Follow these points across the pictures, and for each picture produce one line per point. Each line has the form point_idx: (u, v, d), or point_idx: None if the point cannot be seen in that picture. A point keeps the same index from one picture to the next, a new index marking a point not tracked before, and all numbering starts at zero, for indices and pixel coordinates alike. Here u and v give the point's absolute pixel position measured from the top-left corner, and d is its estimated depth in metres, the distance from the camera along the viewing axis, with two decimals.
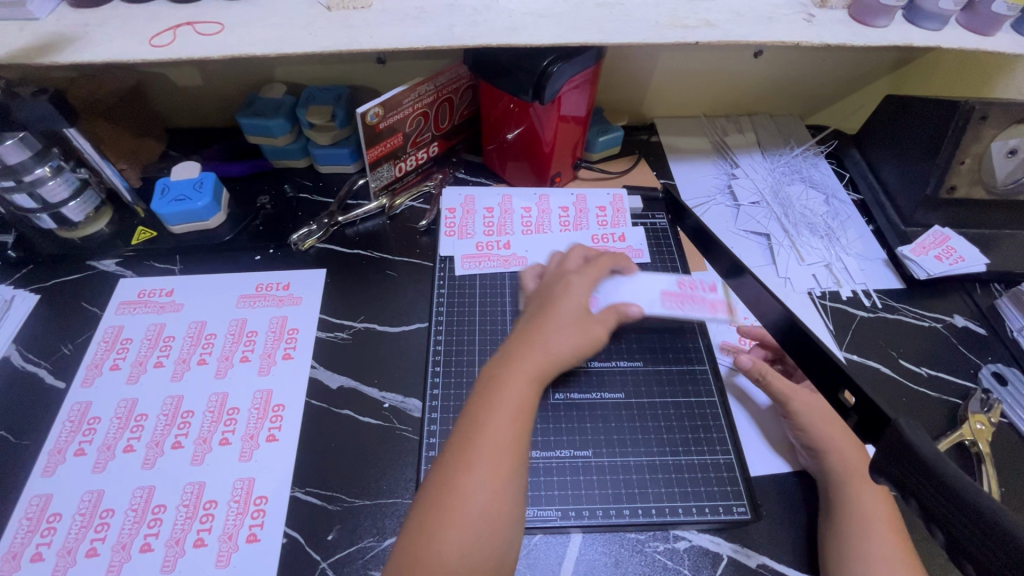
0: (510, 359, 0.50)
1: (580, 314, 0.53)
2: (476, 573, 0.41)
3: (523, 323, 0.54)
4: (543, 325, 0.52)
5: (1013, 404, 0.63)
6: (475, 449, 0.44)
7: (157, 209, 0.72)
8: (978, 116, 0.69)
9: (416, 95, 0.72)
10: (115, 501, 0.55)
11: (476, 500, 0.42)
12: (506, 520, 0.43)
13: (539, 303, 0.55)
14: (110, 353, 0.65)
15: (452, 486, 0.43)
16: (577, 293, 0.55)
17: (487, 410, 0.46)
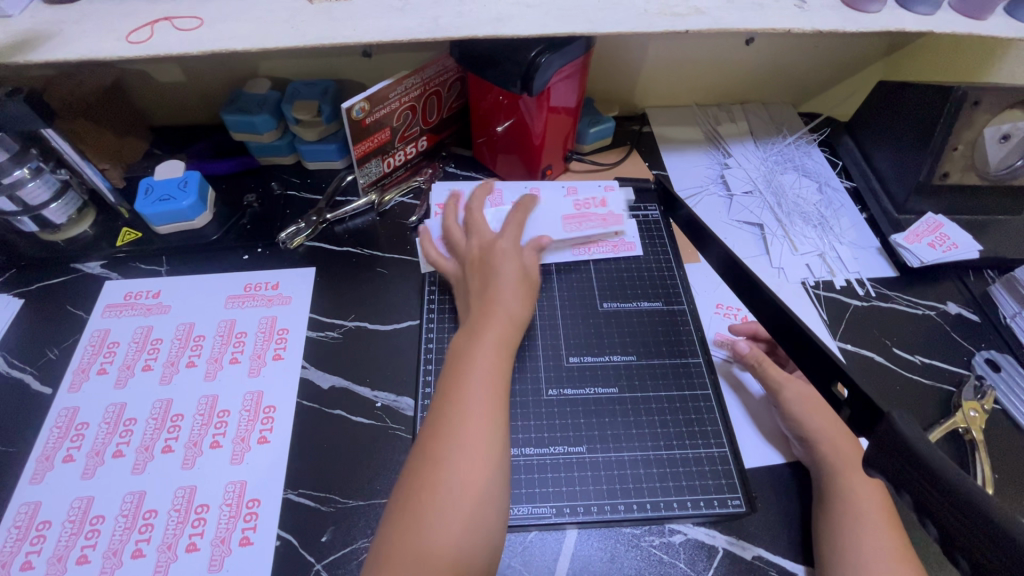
0: (471, 333, 0.54)
1: (517, 277, 0.60)
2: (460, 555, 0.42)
3: (472, 301, 0.59)
4: (493, 296, 0.57)
5: (1006, 390, 0.63)
6: (449, 425, 0.47)
7: (141, 209, 0.71)
8: (971, 102, 0.68)
9: (403, 89, 0.71)
10: (105, 507, 0.54)
11: (457, 473, 0.45)
12: (487, 490, 0.45)
13: (483, 270, 0.61)
14: (97, 357, 0.64)
15: (432, 460, 0.45)
16: (510, 255, 0.62)
17: (457, 385, 0.50)
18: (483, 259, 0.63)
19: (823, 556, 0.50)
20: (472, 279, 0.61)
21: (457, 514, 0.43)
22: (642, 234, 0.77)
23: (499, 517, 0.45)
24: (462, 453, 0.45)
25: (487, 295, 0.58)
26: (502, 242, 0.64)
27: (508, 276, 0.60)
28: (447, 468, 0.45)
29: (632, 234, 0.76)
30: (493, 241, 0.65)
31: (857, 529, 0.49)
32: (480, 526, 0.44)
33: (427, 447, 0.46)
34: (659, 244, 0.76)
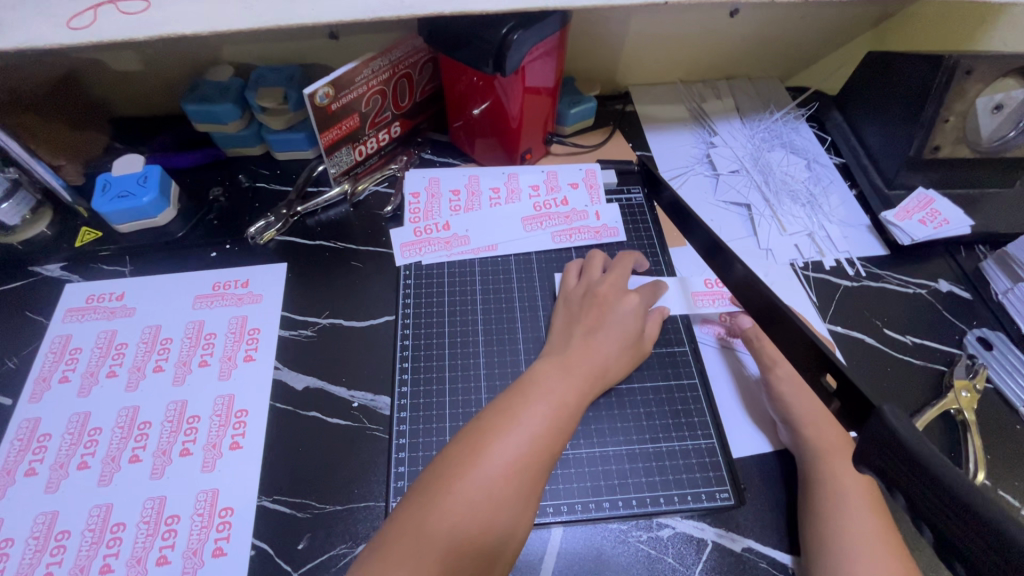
0: (563, 362, 0.54)
1: (631, 333, 0.58)
2: (469, 532, 0.42)
3: (573, 326, 0.59)
4: (597, 337, 0.57)
5: (999, 369, 0.62)
6: (517, 415, 0.48)
7: (98, 207, 0.67)
8: (963, 71, 0.66)
9: (371, 71, 0.67)
10: (71, 522, 0.52)
11: (507, 455, 0.45)
12: (529, 482, 0.45)
13: (593, 311, 0.59)
14: (59, 365, 0.61)
15: (485, 439, 0.46)
16: (632, 308, 0.59)
17: (537, 390, 0.51)
18: (594, 298, 0.60)
19: (809, 546, 0.48)
20: (577, 315, 0.60)
21: (497, 490, 0.44)
22: (625, 218, 0.74)
23: (529, 514, 0.45)
24: (522, 442, 0.46)
25: (591, 332, 0.57)
26: (619, 290, 0.61)
27: (620, 327, 0.58)
28: (499, 447, 0.45)
29: (615, 219, 0.73)
30: (605, 285, 0.61)
31: (844, 518, 0.48)
32: (511, 513, 0.44)
33: (483, 428, 0.47)
34: (643, 228, 0.73)
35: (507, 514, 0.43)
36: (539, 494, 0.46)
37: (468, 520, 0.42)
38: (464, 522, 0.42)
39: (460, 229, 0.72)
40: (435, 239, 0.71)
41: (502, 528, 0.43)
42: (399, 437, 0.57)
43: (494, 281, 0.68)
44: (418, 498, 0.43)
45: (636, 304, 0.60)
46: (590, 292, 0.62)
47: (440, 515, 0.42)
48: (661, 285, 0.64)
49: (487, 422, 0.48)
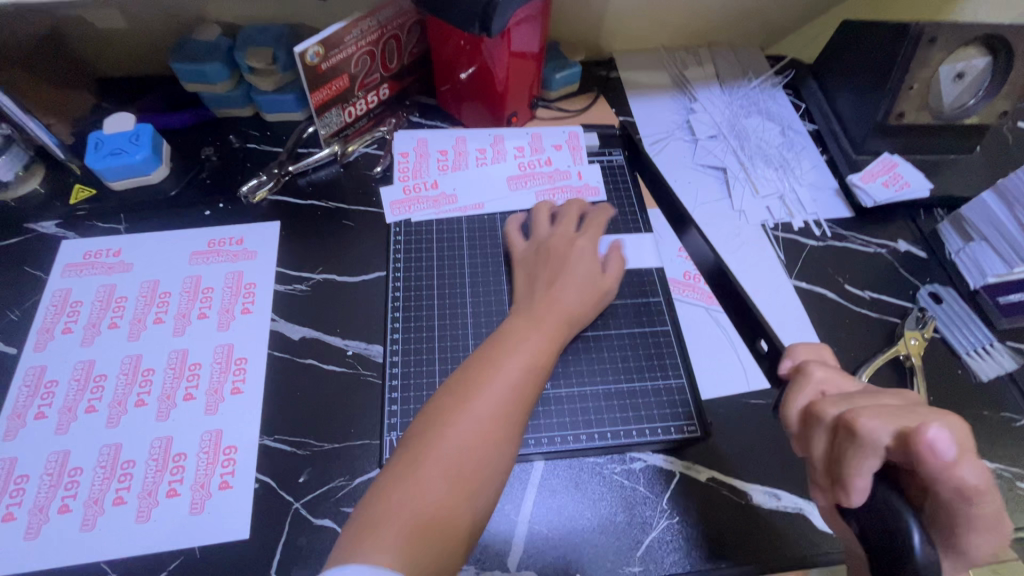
0: (533, 315, 0.58)
1: (587, 277, 0.62)
2: (463, 474, 0.46)
3: (535, 279, 0.62)
4: (555, 285, 0.60)
5: (946, 320, 0.67)
6: (495, 369, 0.51)
7: (91, 164, 0.68)
8: (927, 39, 0.68)
9: (359, 31, 0.69)
10: (83, 460, 0.55)
11: (488, 405, 0.49)
12: (511, 427, 0.49)
13: (548, 264, 0.62)
14: (60, 317, 0.63)
15: (468, 393, 0.49)
16: (584, 256, 0.63)
17: (512, 346, 0.54)
18: (547, 253, 0.64)
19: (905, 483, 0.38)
20: (535, 271, 0.63)
21: (482, 437, 0.47)
22: (607, 179, 0.77)
23: (512, 454, 0.49)
24: (501, 392, 0.50)
25: (551, 283, 0.60)
26: (570, 239, 0.65)
27: (574, 275, 0.61)
28: (480, 401, 0.49)
29: (596, 179, 0.76)
30: (555, 238, 0.65)
31: (975, 501, 0.35)
32: (496, 456, 0.47)
33: (465, 383, 0.50)
34: (623, 190, 0.77)
35: (492, 458, 0.47)
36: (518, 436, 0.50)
37: (459, 466, 0.46)
38: (454, 468, 0.46)
39: (448, 188, 0.74)
40: (424, 197, 0.74)
41: (489, 470, 0.47)
42: (392, 380, 0.61)
43: (481, 238, 0.71)
44: (410, 450, 0.46)
45: (586, 249, 0.64)
46: (544, 247, 0.65)
47: (433, 465, 0.45)
48: (605, 212, 0.69)
49: (469, 378, 0.51)
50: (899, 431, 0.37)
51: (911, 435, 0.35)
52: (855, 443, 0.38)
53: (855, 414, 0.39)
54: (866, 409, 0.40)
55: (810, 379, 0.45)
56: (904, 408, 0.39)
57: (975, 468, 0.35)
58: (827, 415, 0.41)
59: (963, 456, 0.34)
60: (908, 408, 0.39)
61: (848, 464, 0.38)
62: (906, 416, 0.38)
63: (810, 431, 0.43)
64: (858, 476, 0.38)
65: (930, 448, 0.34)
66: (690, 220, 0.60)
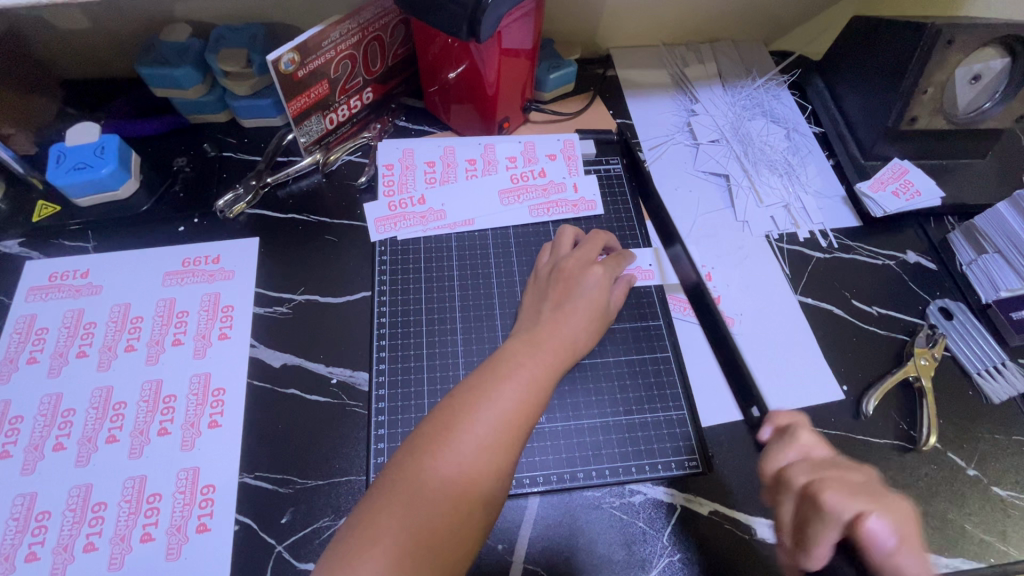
0: (532, 338, 0.54)
1: (597, 305, 0.58)
2: (447, 506, 0.42)
3: (541, 303, 0.59)
4: (566, 311, 0.57)
5: (957, 338, 0.64)
6: (494, 386, 0.48)
7: (53, 179, 0.64)
8: (945, 40, 0.64)
9: (339, 35, 0.64)
10: (51, 503, 0.52)
11: (480, 432, 0.45)
12: (507, 450, 0.46)
13: (559, 286, 0.59)
14: (25, 345, 0.60)
15: (457, 418, 0.46)
16: (597, 282, 0.59)
17: (512, 364, 0.51)
18: (560, 274, 0.60)
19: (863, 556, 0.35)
20: (544, 292, 0.60)
21: (469, 468, 0.44)
22: (604, 191, 0.74)
23: (504, 486, 0.46)
24: (493, 418, 0.46)
25: (559, 306, 0.57)
26: (584, 263, 0.61)
27: (587, 301, 0.58)
28: (476, 420, 0.46)
29: (593, 192, 0.72)
30: (570, 260, 0.61)
31: None
32: (484, 488, 0.44)
33: (455, 405, 0.47)
34: (621, 201, 0.73)
35: (485, 484, 0.44)
36: (515, 461, 0.47)
37: (449, 491, 0.43)
38: (438, 499, 0.42)
39: (437, 203, 0.70)
40: (412, 212, 0.70)
41: (477, 501, 0.44)
42: (379, 413, 0.58)
43: (472, 256, 0.68)
44: (393, 478, 0.43)
45: (600, 277, 0.60)
46: (553, 270, 0.61)
47: (416, 496, 0.42)
48: (630, 257, 0.64)
49: (460, 400, 0.47)
50: (862, 511, 0.35)
51: (861, 518, 0.35)
52: (820, 513, 0.36)
53: (823, 486, 0.38)
54: (832, 482, 0.38)
55: (797, 439, 0.44)
56: (869, 486, 0.38)
57: (918, 561, 0.33)
58: (794, 481, 0.40)
59: (905, 545, 0.34)
60: (873, 489, 0.38)
61: (810, 532, 0.37)
62: (867, 495, 0.36)
63: (779, 495, 0.41)
64: (820, 544, 0.36)
65: (871, 536, 0.34)
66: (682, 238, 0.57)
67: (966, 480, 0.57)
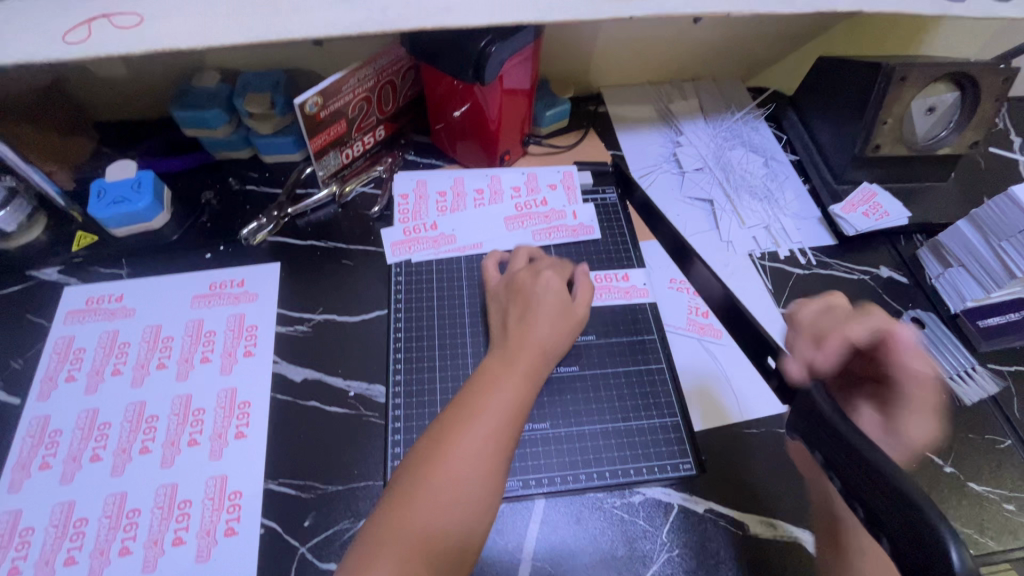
0: (507, 350, 0.59)
1: (559, 311, 0.63)
2: (454, 507, 0.47)
3: (507, 315, 0.63)
4: (528, 322, 0.61)
5: (932, 346, 0.70)
6: (482, 405, 0.52)
7: (95, 212, 0.70)
8: (898, 78, 0.72)
9: (356, 80, 0.71)
10: (88, 510, 0.56)
11: (478, 437, 0.50)
12: (499, 460, 0.50)
13: (518, 298, 0.64)
14: (64, 365, 0.64)
15: (460, 426, 0.51)
16: (551, 287, 0.64)
17: (497, 375, 0.56)
18: (516, 287, 0.65)
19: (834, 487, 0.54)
20: (506, 304, 0.64)
21: (473, 472, 0.49)
22: (600, 217, 0.80)
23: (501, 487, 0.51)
24: (488, 424, 0.51)
25: (523, 316, 0.62)
26: (535, 271, 0.67)
27: (546, 307, 0.62)
28: (474, 426, 0.51)
29: (590, 218, 0.78)
30: (521, 273, 0.67)
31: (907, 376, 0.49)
32: (485, 489, 0.49)
33: (457, 414, 0.52)
34: (617, 226, 0.79)
35: (485, 485, 0.49)
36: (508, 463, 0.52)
37: (455, 492, 0.48)
38: (445, 500, 0.47)
39: (447, 229, 0.76)
40: (424, 238, 0.76)
41: (479, 503, 0.48)
42: (394, 421, 0.62)
43: (479, 277, 0.73)
44: (406, 484, 0.48)
45: (553, 281, 0.65)
46: (522, 277, 0.66)
47: (426, 499, 0.47)
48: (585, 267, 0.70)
49: (461, 409, 0.52)
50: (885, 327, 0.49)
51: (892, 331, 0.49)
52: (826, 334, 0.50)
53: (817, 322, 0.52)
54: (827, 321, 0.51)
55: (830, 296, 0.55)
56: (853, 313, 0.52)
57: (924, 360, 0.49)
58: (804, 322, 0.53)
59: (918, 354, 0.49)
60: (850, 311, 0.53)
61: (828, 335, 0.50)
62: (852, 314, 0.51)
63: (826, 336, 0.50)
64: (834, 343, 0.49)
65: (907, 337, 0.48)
66: (693, 253, 0.58)
67: (944, 477, 0.61)
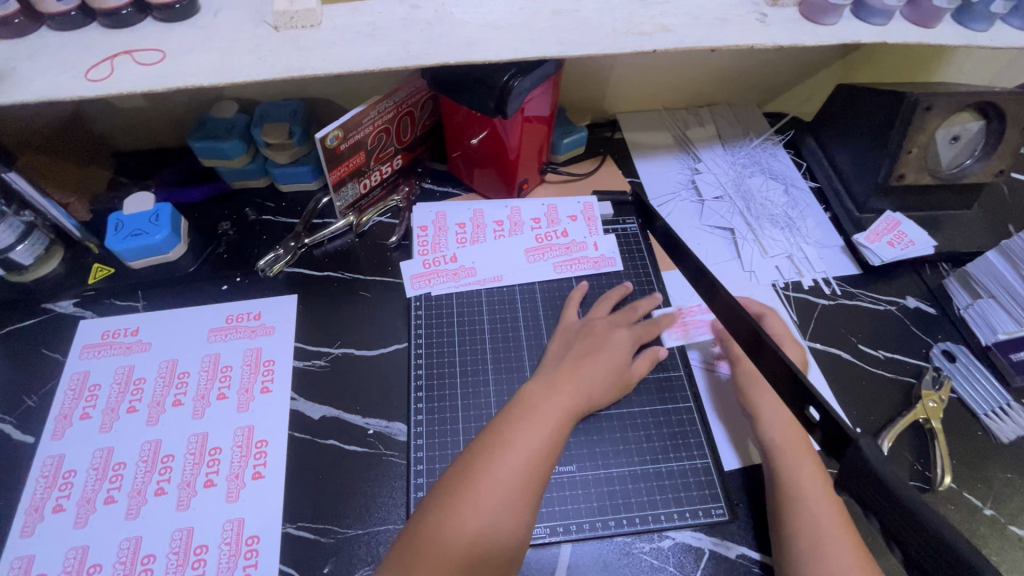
0: (557, 379, 0.59)
1: (619, 361, 0.62)
2: (498, 509, 0.47)
3: (567, 352, 0.63)
4: (587, 363, 0.61)
5: (962, 379, 0.68)
6: (531, 414, 0.54)
7: (112, 245, 0.69)
8: (923, 107, 0.71)
9: (376, 113, 0.71)
10: (102, 556, 0.54)
11: (527, 443, 0.51)
12: (545, 468, 0.51)
13: (588, 341, 0.64)
14: (79, 402, 0.63)
15: (509, 431, 0.52)
16: (620, 344, 0.64)
17: (550, 393, 0.57)
18: (589, 332, 0.65)
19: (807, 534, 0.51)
20: (570, 343, 0.64)
21: (518, 476, 0.49)
22: (622, 248, 0.79)
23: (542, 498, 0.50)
24: (538, 433, 0.52)
25: (584, 357, 0.61)
26: (612, 324, 0.66)
27: (611, 357, 0.62)
28: (522, 433, 0.52)
29: (611, 249, 0.77)
30: (601, 321, 0.66)
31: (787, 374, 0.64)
32: (529, 495, 0.49)
33: (506, 422, 0.53)
34: (638, 258, 0.78)
35: (530, 492, 0.49)
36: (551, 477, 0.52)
37: (500, 494, 0.48)
38: (489, 501, 0.47)
39: (467, 261, 0.75)
40: (443, 270, 0.75)
41: (521, 507, 0.48)
42: (417, 463, 0.60)
43: (501, 311, 0.72)
44: (454, 483, 0.49)
45: (624, 339, 0.65)
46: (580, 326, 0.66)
47: (474, 497, 0.47)
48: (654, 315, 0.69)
49: (511, 418, 0.53)
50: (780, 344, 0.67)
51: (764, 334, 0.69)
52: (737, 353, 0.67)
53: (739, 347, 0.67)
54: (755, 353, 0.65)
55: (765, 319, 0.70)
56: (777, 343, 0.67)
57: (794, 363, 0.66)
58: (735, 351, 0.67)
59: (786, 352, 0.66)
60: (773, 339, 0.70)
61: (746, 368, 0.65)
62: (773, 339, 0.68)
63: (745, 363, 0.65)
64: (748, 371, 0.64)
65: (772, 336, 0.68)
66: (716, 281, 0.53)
67: (983, 519, 0.59)
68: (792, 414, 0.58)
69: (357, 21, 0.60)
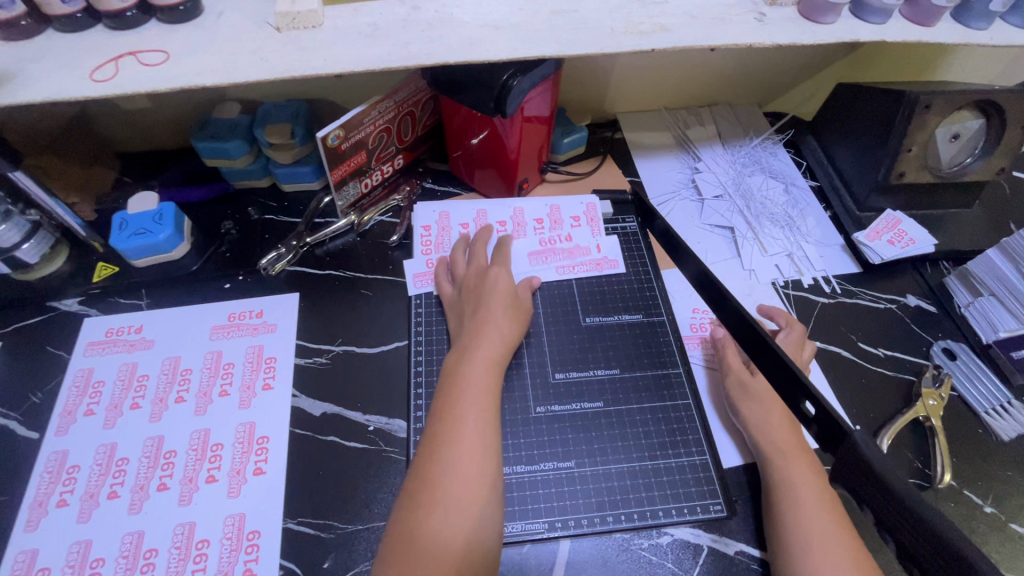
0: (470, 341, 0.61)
1: (509, 301, 0.66)
2: (465, 493, 0.48)
3: (461, 317, 0.66)
4: (485, 318, 0.63)
5: (963, 377, 0.68)
6: (460, 388, 0.55)
7: (116, 244, 0.70)
8: (922, 106, 0.71)
9: (377, 112, 0.71)
10: (105, 550, 0.54)
11: (470, 419, 0.53)
12: (490, 436, 0.53)
13: (469, 299, 0.67)
14: (83, 399, 0.64)
15: (450, 409, 0.54)
16: (496, 282, 0.68)
17: (473, 360, 0.59)
18: (465, 290, 0.68)
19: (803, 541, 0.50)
20: (460, 306, 0.67)
21: (471, 454, 0.51)
22: (623, 249, 0.79)
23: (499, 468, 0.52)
24: (475, 405, 0.54)
25: (476, 311, 0.65)
26: (482, 273, 0.70)
27: (499, 301, 0.66)
28: (464, 409, 0.53)
29: (614, 250, 0.78)
30: (468, 277, 0.70)
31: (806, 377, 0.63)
32: (486, 469, 0.50)
33: (445, 402, 0.55)
34: (638, 257, 0.78)
35: (484, 465, 0.51)
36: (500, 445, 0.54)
37: (460, 475, 0.49)
38: (451, 486, 0.49)
39: None
40: None
41: (485, 483, 0.50)
42: None
43: None
44: (416, 479, 0.50)
45: (501, 276, 0.69)
46: (479, 277, 0.69)
47: (439, 488, 0.48)
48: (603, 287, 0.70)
49: (447, 395, 0.55)
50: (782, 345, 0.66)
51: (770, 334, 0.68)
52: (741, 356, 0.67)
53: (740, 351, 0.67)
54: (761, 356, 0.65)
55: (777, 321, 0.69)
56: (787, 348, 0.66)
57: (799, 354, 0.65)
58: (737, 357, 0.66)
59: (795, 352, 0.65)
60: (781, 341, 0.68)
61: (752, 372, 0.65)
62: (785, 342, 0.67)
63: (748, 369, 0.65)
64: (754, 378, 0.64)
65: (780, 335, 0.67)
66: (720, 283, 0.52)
67: (983, 517, 0.59)
68: (781, 419, 0.59)
69: (358, 21, 0.61)
